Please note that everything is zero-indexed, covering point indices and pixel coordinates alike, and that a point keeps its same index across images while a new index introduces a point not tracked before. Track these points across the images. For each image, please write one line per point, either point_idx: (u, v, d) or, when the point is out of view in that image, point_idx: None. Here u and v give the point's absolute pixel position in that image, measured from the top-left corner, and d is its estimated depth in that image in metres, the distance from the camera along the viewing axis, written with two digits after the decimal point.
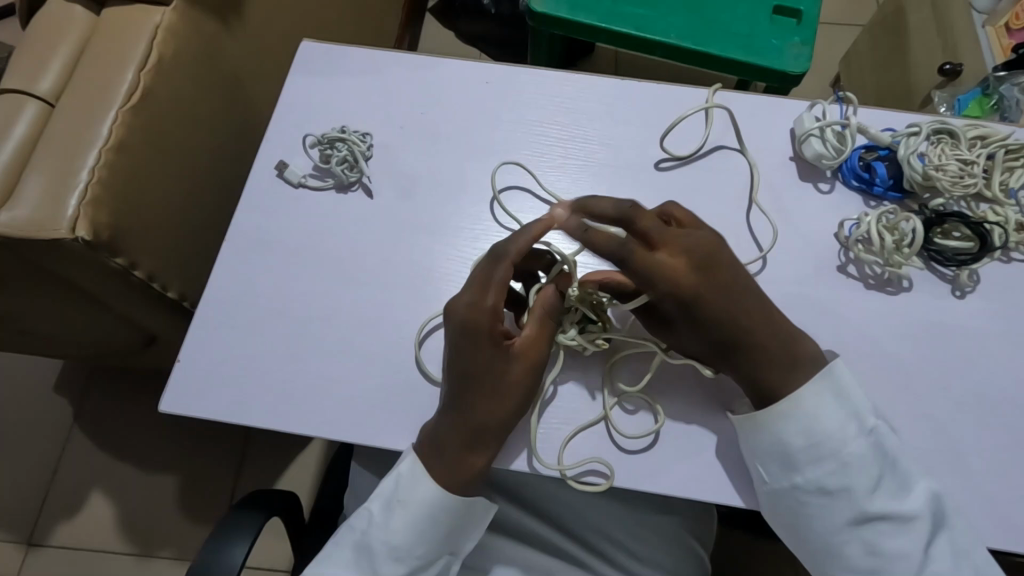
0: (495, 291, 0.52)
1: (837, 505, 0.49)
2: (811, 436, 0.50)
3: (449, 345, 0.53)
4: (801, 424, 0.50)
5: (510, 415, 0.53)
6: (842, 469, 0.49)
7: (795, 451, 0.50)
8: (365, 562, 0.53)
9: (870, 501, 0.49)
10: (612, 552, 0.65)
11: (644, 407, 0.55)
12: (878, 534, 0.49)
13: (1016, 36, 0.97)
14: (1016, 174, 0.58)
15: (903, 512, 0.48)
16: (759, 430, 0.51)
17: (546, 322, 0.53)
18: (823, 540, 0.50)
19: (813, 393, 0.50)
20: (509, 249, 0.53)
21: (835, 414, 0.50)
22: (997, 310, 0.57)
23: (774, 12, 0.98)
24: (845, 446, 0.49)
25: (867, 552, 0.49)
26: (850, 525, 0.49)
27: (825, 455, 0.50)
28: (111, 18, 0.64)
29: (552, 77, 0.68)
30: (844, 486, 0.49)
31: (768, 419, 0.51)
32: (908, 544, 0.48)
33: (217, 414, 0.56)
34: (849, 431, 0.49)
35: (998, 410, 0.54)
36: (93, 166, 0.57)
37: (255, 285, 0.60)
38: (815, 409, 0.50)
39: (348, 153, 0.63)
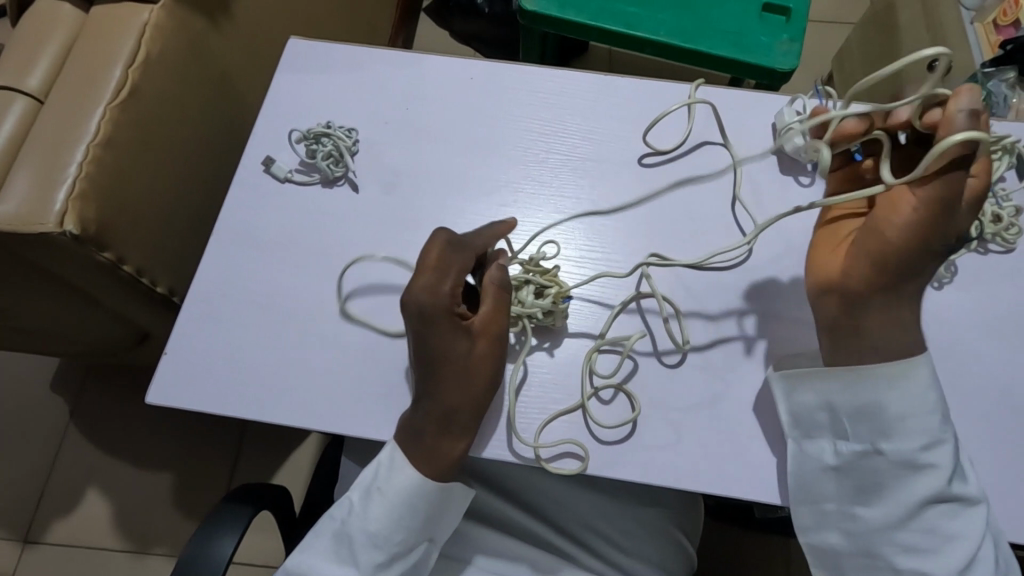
0: (450, 277, 0.53)
1: (912, 480, 0.49)
2: (908, 410, 0.49)
3: (411, 339, 0.53)
4: (907, 398, 0.49)
5: (480, 397, 0.53)
6: (934, 446, 0.49)
7: (888, 419, 0.50)
8: (344, 549, 0.53)
9: (950, 482, 0.48)
10: (597, 543, 0.65)
11: (621, 397, 0.56)
12: (938, 513, 0.49)
13: (1004, 32, 0.99)
14: (992, 167, 0.59)
15: (970, 496, 0.49)
16: (866, 393, 0.50)
17: (503, 297, 0.55)
18: (885, 513, 0.50)
19: (920, 373, 0.49)
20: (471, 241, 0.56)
21: (935, 394, 0.49)
22: (974, 300, 0.58)
23: (761, 10, 0.99)
24: (940, 424, 0.49)
25: (924, 529, 0.49)
26: (917, 502, 0.49)
27: (919, 429, 0.49)
28: (100, 16, 0.64)
29: (536, 73, 0.69)
30: (930, 462, 0.48)
31: (882, 387, 0.50)
32: (968, 527, 0.48)
33: (203, 407, 0.57)
34: (946, 411, 0.49)
35: (975, 399, 0.54)
36: (81, 161, 0.58)
37: (242, 279, 0.61)
38: (920, 385, 0.49)
39: (334, 148, 0.63)
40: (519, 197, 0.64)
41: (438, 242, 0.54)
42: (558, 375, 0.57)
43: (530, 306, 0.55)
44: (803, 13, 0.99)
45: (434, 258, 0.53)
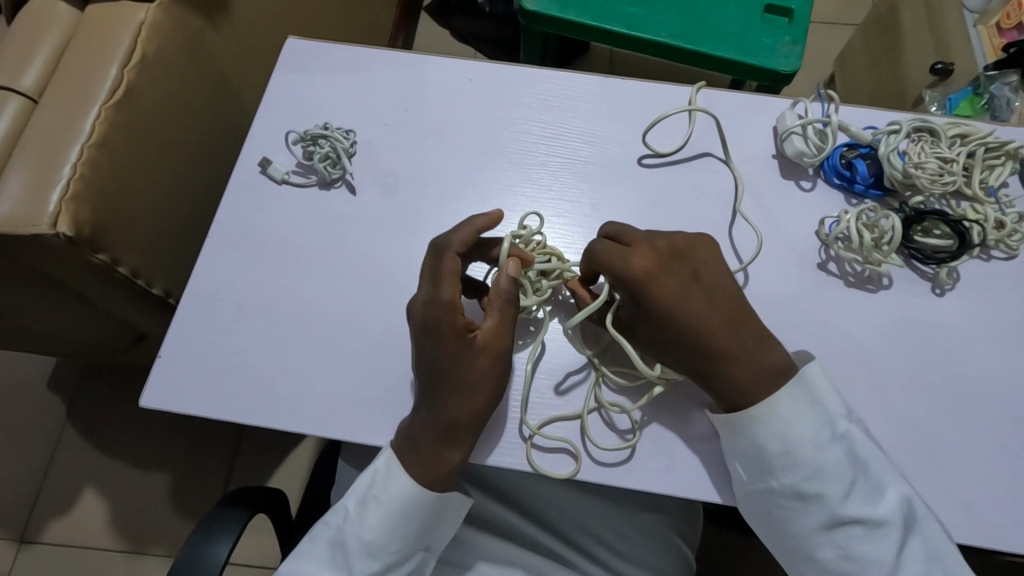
0: (449, 283, 0.53)
1: (811, 508, 0.49)
2: (785, 443, 0.49)
3: (416, 345, 0.53)
4: (773, 429, 0.49)
5: (482, 407, 0.52)
6: (817, 475, 0.49)
7: (767, 456, 0.50)
8: (340, 557, 0.53)
9: (845, 506, 0.48)
10: (595, 549, 0.65)
11: (624, 421, 0.55)
12: (851, 538, 0.49)
13: (1007, 35, 0.97)
14: (996, 173, 0.58)
15: (875, 518, 0.48)
16: (736, 434, 0.50)
17: (507, 299, 0.53)
18: (798, 541, 0.51)
19: (781, 402, 0.50)
20: (452, 242, 0.54)
21: (807, 421, 0.49)
22: (976, 307, 0.57)
23: (764, 11, 0.98)
24: (815, 452, 0.49)
25: (842, 555, 0.49)
26: (823, 529, 0.49)
27: (799, 460, 0.49)
28: (95, 15, 0.64)
29: (535, 74, 0.68)
30: (819, 492, 0.49)
31: (745, 424, 0.50)
32: (880, 549, 0.48)
33: (198, 411, 0.56)
34: (823, 437, 0.49)
35: (976, 407, 0.54)
36: (75, 162, 0.57)
37: (237, 281, 0.60)
38: (786, 417, 0.50)
39: (331, 150, 0.62)
40: (518, 201, 0.63)
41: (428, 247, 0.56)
42: (557, 380, 0.56)
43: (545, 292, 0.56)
44: (805, 15, 0.98)
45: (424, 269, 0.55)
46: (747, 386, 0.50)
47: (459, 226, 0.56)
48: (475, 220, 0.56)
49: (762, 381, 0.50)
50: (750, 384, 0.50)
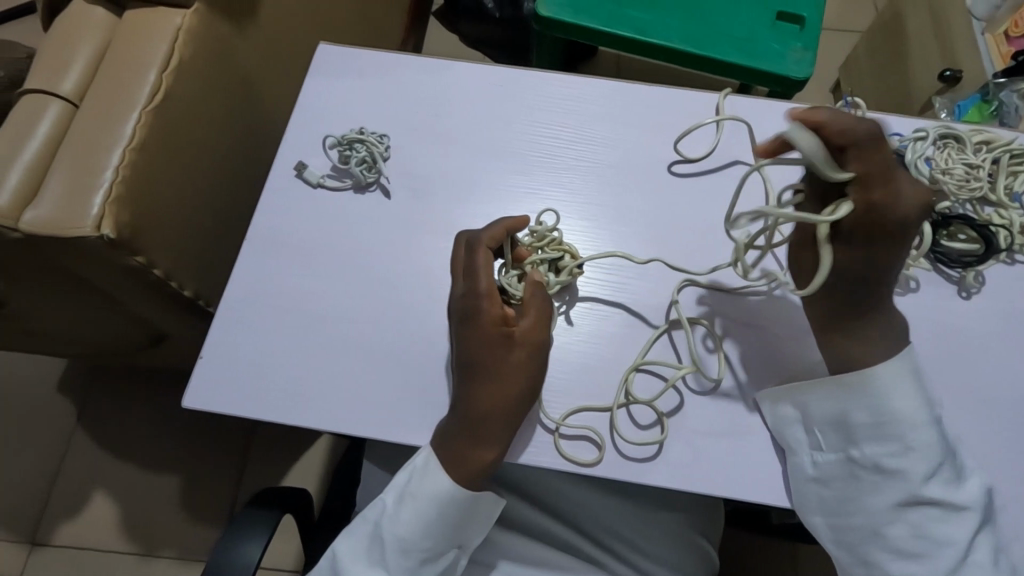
0: (485, 276, 0.54)
1: (890, 483, 0.50)
2: (877, 414, 0.50)
3: (455, 336, 0.54)
4: (867, 400, 0.51)
5: (513, 401, 0.52)
6: (907, 451, 0.49)
7: (855, 424, 0.51)
8: (376, 551, 0.53)
9: (926, 487, 0.49)
10: (621, 548, 0.66)
11: (652, 417, 0.55)
12: (925, 518, 0.49)
13: (1016, 43, 0.97)
14: (1020, 179, 0.59)
15: (955, 500, 0.48)
16: (827, 398, 0.52)
17: (545, 315, 0.55)
18: (869, 518, 0.51)
19: (884, 375, 0.50)
20: (483, 237, 0.56)
21: (909, 399, 0.50)
22: (1005, 310, 0.57)
23: (778, 18, 1.00)
24: (910, 427, 0.49)
25: (911, 535, 0.49)
26: (897, 506, 0.50)
27: (888, 434, 0.50)
28: (132, 20, 0.65)
29: (564, 80, 0.69)
30: (903, 468, 0.49)
31: (840, 390, 0.52)
32: (956, 531, 0.48)
33: (235, 412, 0.57)
34: (922, 415, 0.50)
35: (1008, 409, 0.54)
36: (116, 166, 0.58)
37: (272, 283, 0.61)
38: (885, 390, 0.50)
39: (367, 154, 0.63)
40: (547, 204, 0.64)
41: (462, 244, 0.57)
42: (588, 380, 0.57)
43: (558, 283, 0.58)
44: (818, 22, 0.99)
45: (460, 263, 0.57)
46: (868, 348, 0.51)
47: (494, 223, 0.57)
48: (507, 220, 0.57)
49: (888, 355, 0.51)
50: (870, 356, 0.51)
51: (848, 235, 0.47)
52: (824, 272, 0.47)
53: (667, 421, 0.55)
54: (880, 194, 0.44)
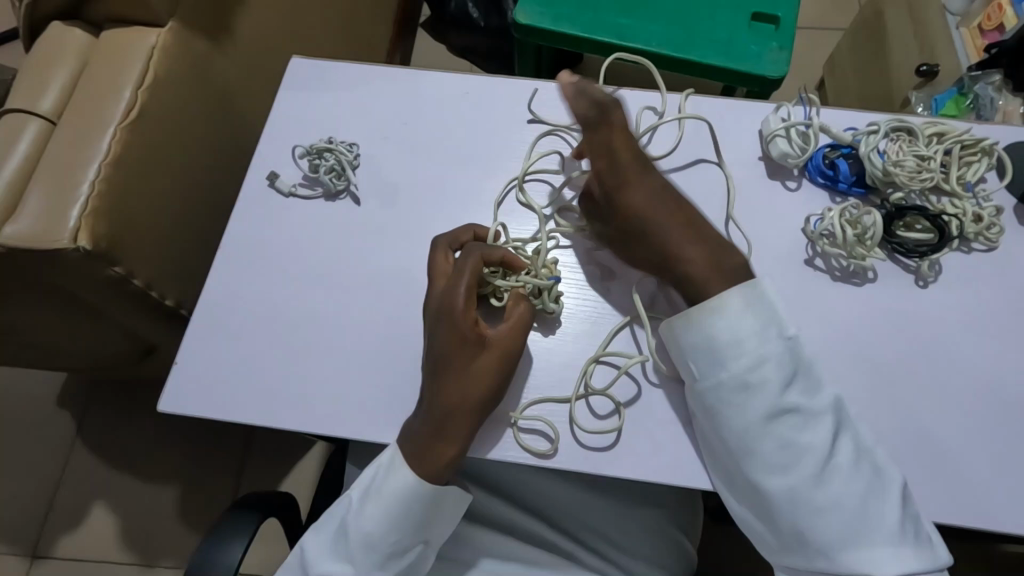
0: (467, 282, 0.54)
1: (752, 399, 0.51)
2: (733, 333, 0.52)
3: (427, 334, 0.56)
4: (723, 320, 0.52)
5: (477, 399, 0.53)
6: (761, 364, 0.51)
7: (718, 345, 0.52)
8: (341, 547, 0.54)
9: (785, 396, 0.50)
10: (598, 542, 0.67)
11: (610, 406, 0.57)
12: (787, 428, 0.50)
13: (989, 36, 1.02)
14: (973, 169, 0.60)
15: (811, 407, 0.50)
16: (690, 325, 0.53)
17: (525, 323, 0.55)
18: (737, 438, 0.51)
19: (733, 296, 0.53)
20: (479, 249, 0.56)
21: (756, 318, 0.52)
22: (962, 296, 0.58)
23: (752, 19, 1.01)
24: (762, 343, 0.51)
25: (779, 448, 0.50)
26: (763, 419, 0.50)
27: (744, 350, 0.51)
28: (109, 39, 0.67)
29: (530, 86, 0.71)
30: (762, 379, 0.50)
31: (701, 313, 0.53)
32: (815, 435, 0.49)
33: (210, 415, 0.58)
34: (769, 329, 0.52)
35: (966, 392, 0.55)
36: (92, 179, 0.60)
37: (247, 290, 0.63)
38: (736, 310, 0.52)
39: (335, 163, 0.65)
40: (515, 207, 0.65)
41: (444, 252, 0.58)
42: (554, 377, 0.58)
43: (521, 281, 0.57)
44: (791, 22, 1.01)
45: (445, 269, 0.57)
46: (685, 240, 0.55)
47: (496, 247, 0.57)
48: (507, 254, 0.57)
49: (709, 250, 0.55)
50: (692, 255, 0.55)
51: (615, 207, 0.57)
52: (635, 243, 0.57)
53: (626, 410, 0.56)
54: (619, 160, 0.57)
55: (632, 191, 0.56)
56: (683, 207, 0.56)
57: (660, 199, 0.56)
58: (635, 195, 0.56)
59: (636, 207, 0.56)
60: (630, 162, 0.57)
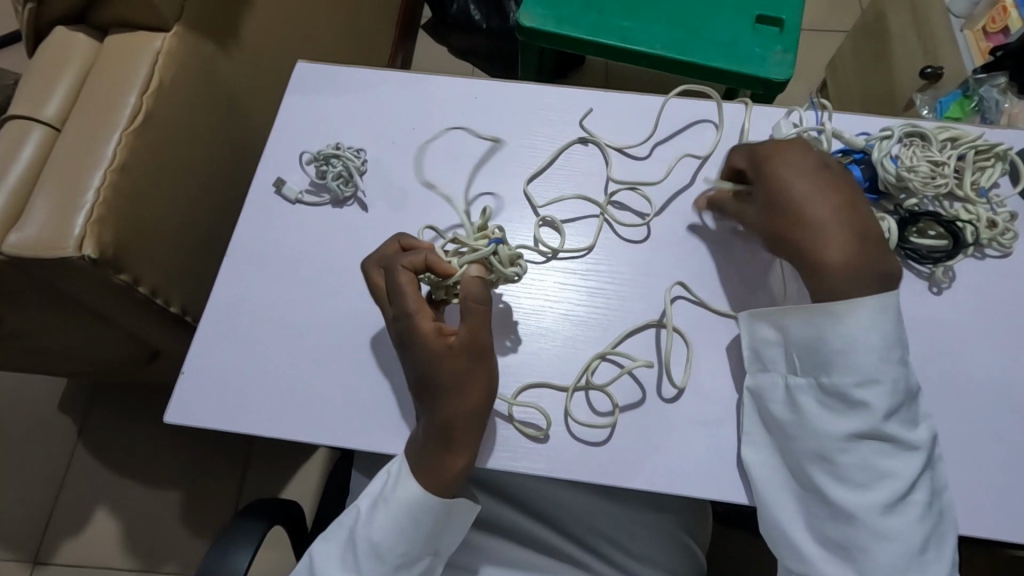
0: (410, 294, 0.53)
1: (850, 414, 0.49)
2: (848, 345, 0.49)
3: (400, 354, 0.55)
4: (840, 330, 0.50)
5: (478, 408, 0.52)
6: (872, 384, 0.49)
7: (826, 351, 0.50)
8: (350, 558, 0.53)
9: (887, 421, 0.48)
10: (608, 550, 0.66)
11: (605, 403, 0.57)
12: (874, 451, 0.49)
13: (993, 38, 1.00)
14: (987, 174, 0.60)
15: (910, 440, 0.49)
16: (804, 322, 0.52)
17: (482, 303, 0.52)
18: (818, 443, 0.50)
19: (862, 307, 0.49)
20: (400, 260, 0.55)
21: (881, 336, 0.49)
22: (976, 303, 0.58)
23: (757, 22, 1.01)
24: (879, 364, 0.49)
25: (861, 466, 0.49)
26: (852, 436, 0.49)
27: (859, 365, 0.49)
28: (116, 43, 0.66)
29: (537, 91, 0.70)
30: (867, 400, 0.49)
31: (819, 314, 0.51)
32: (901, 465, 0.48)
33: (216, 424, 0.58)
34: (890, 352, 0.49)
35: (980, 403, 0.54)
36: (98, 186, 0.59)
37: (253, 297, 0.62)
38: (860, 323, 0.49)
39: (343, 169, 0.65)
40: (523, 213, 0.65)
41: (377, 269, 0.56)
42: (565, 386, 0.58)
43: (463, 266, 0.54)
44: (796, 24, 1.01)
45: (382, 285, 0.56)
46: (826, 220, 0.51)
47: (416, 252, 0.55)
48: (431, 253, 0.55)
49: (852, 236, 0.51)
50: (834, 242, 0.50)
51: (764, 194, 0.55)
52: (781, 227, 0.53)
53: (622, 410, 0.56)
54: (780, 148, 0.55)
55: (785, 175, 0.53)
56: (842, 194, 0.52)
57: (823, 184, 0.52)
58: (787, 178, 0.53)
59: (783, 192, 0.53)
60: (805, 147, 0.54)
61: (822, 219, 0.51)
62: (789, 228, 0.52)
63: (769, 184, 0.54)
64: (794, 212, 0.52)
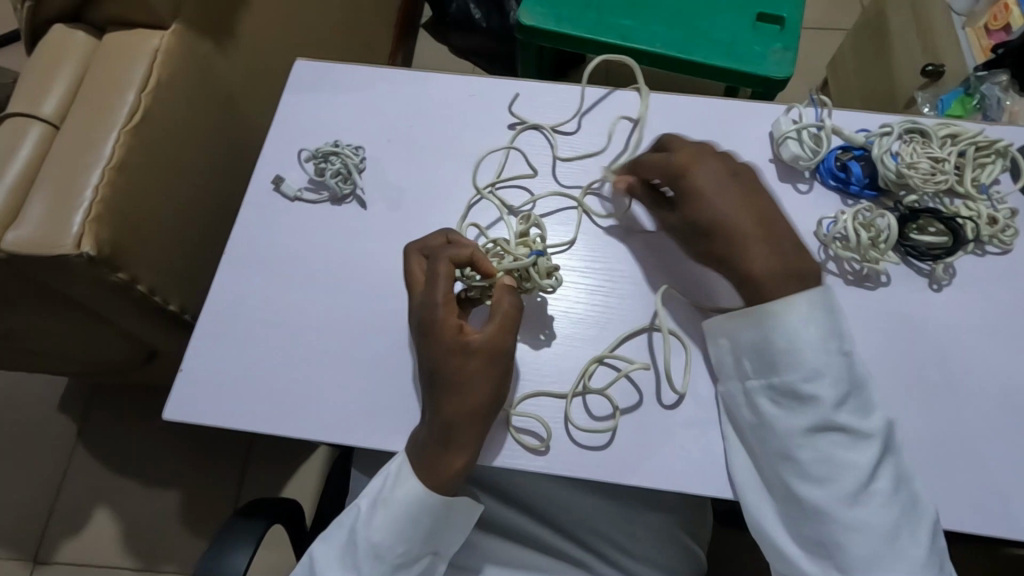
0: (442, 285, 0.54)
1: (801, 409, 0.50)
2: (791, 342, 0.51)
3: (418, 346, 0.55)
4: (781, 327, 0.51)
5: (483, 408, 0.52)
6: (817, 376, 0.50)
7: (772, 351, 0.52)
8: (350, 558, 0.53)
9: (836, 411, 0.49)
10: (607, 549, 0.66)
11: (607, 409, 0.56)
12: (831, 443, 0.49)
13: (995, 36, 1.01)
14: (987, 170, 0.60)
15: (861, 428, 0.49)
16: (748, 326, 0.53)
17: (511, 317, 0.53)
18: (778, 442, 0.51)
19: (799, 303, 0.51)
20: (448, 250, 0.55)
21: (819, 330, 0.51)
22: (976, 301, 0.58)
23: (757, 19, 1.01)
24: (819, 356, 0.50)
25: (820, 461, 0.49)
26: (807, 430, 0.50)
27: (801, 360, 0.50)
28: (113, 42, 0.66)
29: (535, 88, 0.70)
30: (815, 393, 0.50)
31: (760, 316, 0.52)
32: (858, 455, 0.48)
33: (215, 422, 0.57)
34: (830, 344, 0.51)
35: (980, 401, 0.54)
36: (96, 185, 0.59)
37: (251, 296, 0.62)
38: (799, 318, 0.51)
39: (341, 167, 0.65)
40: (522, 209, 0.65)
41: (420, 255, 0.57)
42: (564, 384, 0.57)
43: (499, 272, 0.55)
44: (796, 22, 1.00)
45: (420, 273, 0.56)
46: (750, 237, 0.52)
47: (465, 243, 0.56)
48: (477, 250, 0.55)
49: (772, 252, 0.52)
50: (757, 255, 0.52)
51: (683, 206, 0.55)
52: (706, 241, 0.54)
53: (622, 415, 0.56)
54: (689, 160, 0.56)
55: (705, 189, 0.54)
56: (758, 205, 0.54)
57: (741, 199, 0.53)
58: (704, 191, 0.54)
59: (711, 208, 0.53)
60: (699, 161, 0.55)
61: (751, 233, 0.52)
62: (722, 241, 0.53)
63: (689, 198, 0.54)
64: (717, 226, 0.53)
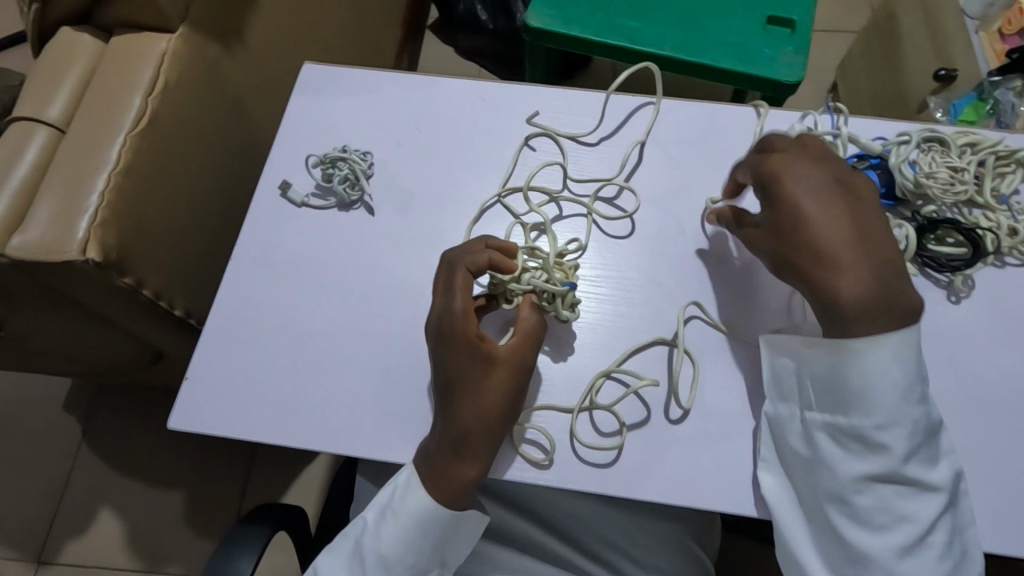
0: (460, 296, 0.52)
1: (867, 455, 0.47)
2: (867, 384, 0.46)
3: (433, 354, 0.54)
4: (859, 369, 0.46)
5: (496, 421, 0.51)
6: (892, 425, 0.46)
7: (847, 388, 0.47)
8: (357, 569, 0.53)
9: (906, 463, 0.46)
10: (616, 559, 0.65)
11: (613, 425, 0.55)
12: (892, 493, 0.46)
13: (1009, 41, 0.99)
14: (1007, 181, 0.59)
15: (929, 481, 0.46)
16: (821, 360, 0.49)
17: (531, 336, 0.53)
18: (833, 484, 0.48)
19: (884, 342, 0.46)
20: (465, 258, 0.54)
21: (903, 375, 0.46)
22: (995, 313, 0.57)
23: (768, 22, 0.99)
24: (898, 403, 0.46)
25: (878, 508, 0.46)
26: (869, 477, 0.46)
27: (876, 404, 0.46)
28: (120, 45, 0.66)
29: (546, 93, 0.69)
30: (887, 442, 0.46)
31: (836, 352, 0.48)
32: (919, 507, 0.46)
33: (221, 430, 0.57)
34: (913, 390, 0.46)
35: (999, 416, 0.53)
36: (102, 190, 0.59)
37: (258, 302, 0.61)
38: (882, 360, 0.46)
39: (349, 172, 0.64)
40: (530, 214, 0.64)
41: (443, 260, 0.55)
42: (575, 394, 0.57)
43: (527, 285, 0.55)
44: (808, 25, 0.99)
45: (439, 279, 0.55)
46: (839, 253, 0.46)
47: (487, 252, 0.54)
48: (497, 256, 0.54)
49: (869, 270, 0.46)
50: (848, 276, 0.45)
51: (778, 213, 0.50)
52: (795, 257, 0.48)
53: (629, 431, 0.55)
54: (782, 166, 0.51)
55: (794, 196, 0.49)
56: (863, 218, 0.47)
57: (839, 209, 0.47)
58: (799, 199, 0.49)
59: (804, 219, 0.48)
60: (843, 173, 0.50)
61: (849, 251, 0.46)
62: (812, 260, 0.47)
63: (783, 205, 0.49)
64: (811, 240, 0.47)
